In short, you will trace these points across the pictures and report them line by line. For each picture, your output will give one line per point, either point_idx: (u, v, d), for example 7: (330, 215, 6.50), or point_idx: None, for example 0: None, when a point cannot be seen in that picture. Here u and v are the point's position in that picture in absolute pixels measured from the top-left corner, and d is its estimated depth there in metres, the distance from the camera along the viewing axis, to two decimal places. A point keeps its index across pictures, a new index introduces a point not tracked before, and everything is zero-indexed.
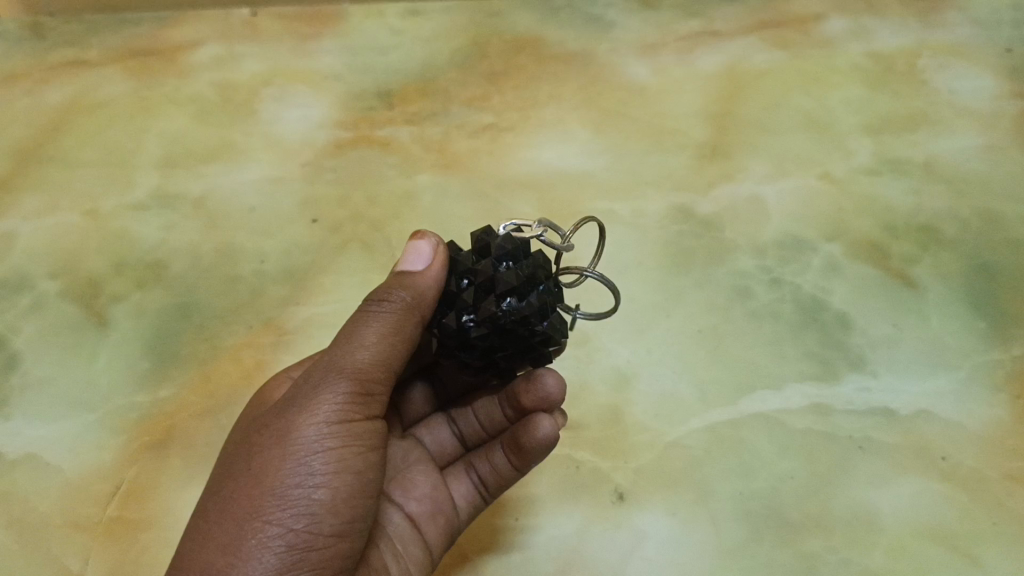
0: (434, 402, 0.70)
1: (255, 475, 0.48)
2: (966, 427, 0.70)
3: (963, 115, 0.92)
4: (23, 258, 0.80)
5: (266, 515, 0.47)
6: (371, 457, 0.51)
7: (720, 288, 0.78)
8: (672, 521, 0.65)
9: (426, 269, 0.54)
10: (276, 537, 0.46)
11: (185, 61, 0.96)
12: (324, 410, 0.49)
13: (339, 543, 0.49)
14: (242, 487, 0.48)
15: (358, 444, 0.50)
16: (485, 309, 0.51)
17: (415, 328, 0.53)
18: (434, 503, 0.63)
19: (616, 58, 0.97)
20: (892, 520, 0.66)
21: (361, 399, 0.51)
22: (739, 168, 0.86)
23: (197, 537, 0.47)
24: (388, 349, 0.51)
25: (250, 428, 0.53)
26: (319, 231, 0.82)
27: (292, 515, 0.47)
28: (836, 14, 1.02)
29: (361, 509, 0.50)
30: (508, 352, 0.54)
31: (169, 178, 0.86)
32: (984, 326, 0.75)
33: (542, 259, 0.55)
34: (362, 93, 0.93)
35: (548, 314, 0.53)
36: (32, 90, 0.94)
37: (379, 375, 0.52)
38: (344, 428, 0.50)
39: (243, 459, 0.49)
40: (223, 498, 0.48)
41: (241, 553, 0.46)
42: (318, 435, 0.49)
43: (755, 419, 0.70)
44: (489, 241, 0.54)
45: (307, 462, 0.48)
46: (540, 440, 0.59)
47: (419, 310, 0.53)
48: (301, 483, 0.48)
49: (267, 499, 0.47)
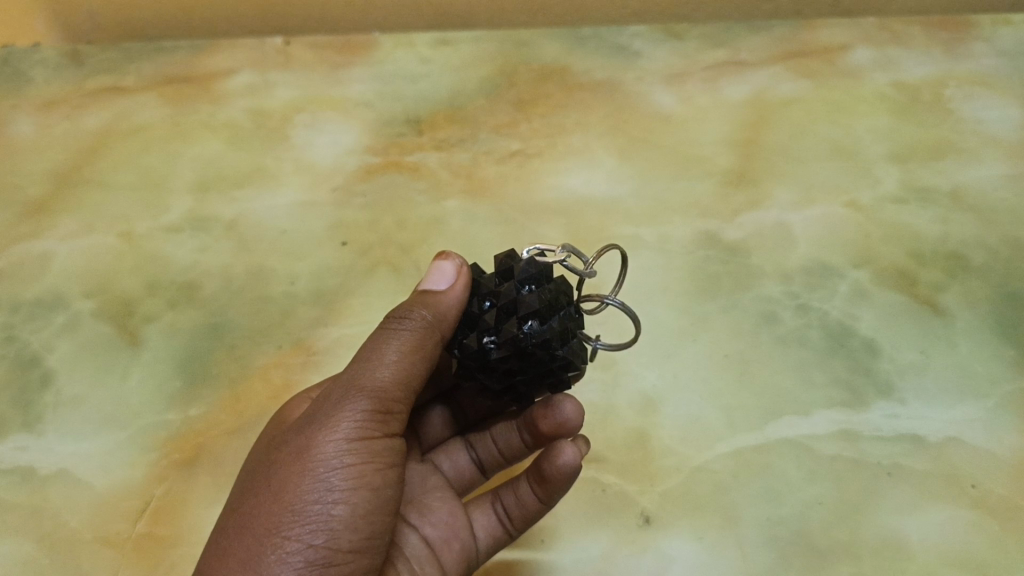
0: (454, 427, 0.72)
1: (275, 492, 0.48)
2: (996, 454, 0.69)
3: (990, 144, 0.92)
4: (59, 278, 0.82)
5: (285, 531, 0.47)
6: (391, 474, 0.52)
7: (746, 314, 0.78)
8: (699, 547, 0.65)
9: (447, 287, 0.55)
10: (295, 552, 0.47)
11: (220, 89, 0.99)
12: (344, 427, 0.50)
13: (357, 559, 0.49)
14: (263, 504, 0.48)
15: (378, 461, 0.51)
16: (507, 331, 0.52)
17: (433, 346, 0.53)
18: (451, 528, 0.63)
19: (642, 87, 0.98)
20: (921, 548, 0.65)
21: (380, 416, 0.51)
22: (765, 195, 0.87)
23: (216, 557, 0.47)
24: (407, 368, 0.52)
25: (271, 446, 0.53)
26: (348, 254, 0.83)
27: (311, 531, 0.47)
28: (861, 45, 1.03)
29: (378, 525, 0.51)
30: (527, 375, 0.54)
31: (203, 203, 0.88)
32: (1013, 354, 0.75)
33: (564, 285, 0.55)
34: (392, 120, 0.95)
35: (568, 340, 0.53)
36: (70, 115, 0.96)
37: (399, 394, 0.52)
38: (364, 445, 0.50)
39: (265, 476, 0.50)
40: (242, 518, 0.49)
41: (259, 569, 0.46)
42: (338, 451, 0.49)
43: (783, 444, 0.70)
44: (512, 265, 0.55)
45: (326, 479, 0.48)
46: (561, 468, 0.59)
47: (438, 330, 0.54)
48: (320, 499, 0.48)
49: (284, 517, 0.47)
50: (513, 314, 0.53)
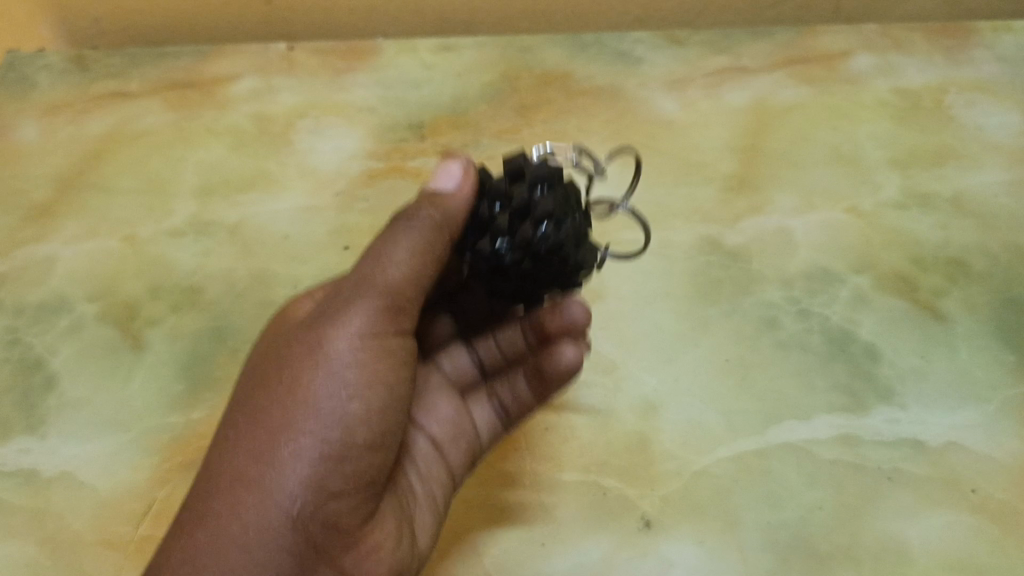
0: (457, 326, 0.77)
1: (292, 386, 0.58)
2: (996, 459, 0.69)
3: (990, 150, 0.92)
4: (62, 282, 0.82)
5: (301, 426, 0.57)
6: (403, 367, 0.61)
7: (747, 319, 0.78)
8: (700, 551, 0.65)
9: (456, 186, 0.62)
10: (311, 445, 0.56)
11: (223, 94, 0.99)
12: (356, 325, 0.59)
13: (371, 447, 0.59)
14: (282, 398, 0.58)
15: (387, 357, 0.60)
16: (523, 234, 0.58)
17: (444, 243, 0.61)
18: (455, 425, 0.73)
19: (644, 93, 0.98)
20: (921, 553, 0.65)
21: (390, 312, 0.60)
22: (767, 200, 0.87)
23: (240, 443, 0.58)
24: (418, 267, 0.60)
25: (292, 336, 0.61)
26: (351, 258, 0.84)
27: (324, 426, 0.57)
28: (863, 51, 1.03)
29: (389, 415, 0.60)
30: (540, 277, 0.61)
31: (207, 207, 0.88)
32: (1014, 360, 0.75)
33: (572, 189, 0.62)
34: (395, 126, 0.95)
35: (577, 241, 0.60)
36: (75, 120, 0.97)
37: (410, 291, 0.60)
38: (374, 342, 0.59)
39: (284, 370, 0.59)
40: (263, 408, 0.58)
41: (281, 458, 0.56)
42: (350, 347, 0.59)
43: (784, 449, 0.70)
44: (522, 167, 0.61)
45: (340, 375, 0.58)
46: (564, 366, 0.69)
47: (448, 227, 0.61)
48: (335, 396, 0.58)
49: (302, 408, 0.57)
50: (529, 211, 0.59)
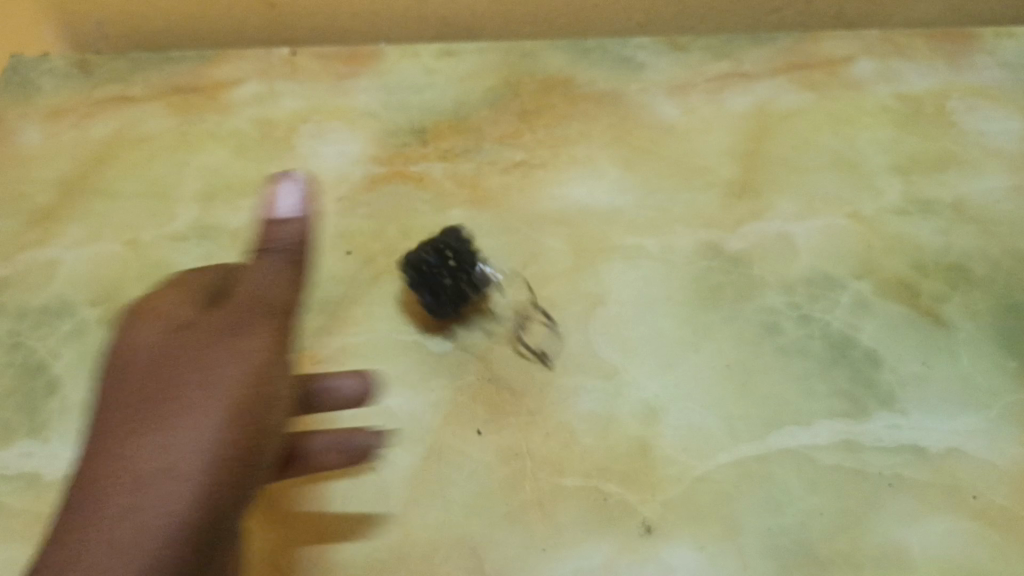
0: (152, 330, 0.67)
1: (183, 408, 0.61)
2: (998, 465, 0.69)
3: (992, 156, 0.92)
4: (65, 287, 0.83)
5: (186, 447, 0.60)
6: (266, 418, 0.64)
7: (749, 324, 0.78)
8: (701, 555, 0.66)
9: (295, 209, 0.72)
10: (195, 462, 0.60)
11: (226, 98, 0.99)
12: (233, 367, 0.63)
13: (239, 471, 0.62)
14: (162, 431, 0.60)
15: (246, 393, 0.63)
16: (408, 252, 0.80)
17: (278, 288, 0.69)
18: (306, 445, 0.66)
19: (646, 98, 0.99)
20: (921, 558, 0.65)
21: (275, 339, 0.66)
22: (768, 206, 0.87)
23: (116, 457, 0.60)
24: (275, 288, 0.68)
25: (150, 387, 0.64)
26: (353, 263, 0.84)
27: (200, 448, 0.60)
28: (864, 57, 1.02)
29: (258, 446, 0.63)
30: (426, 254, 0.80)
31: (209, 211, 0.89)
32: (1015, 366, 0.75)
33: (429, 302, 0.76)
34: (396, 130, 0.96)
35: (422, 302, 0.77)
36: (78, 124, 0.97)
37: (273, 320, 0.67)
38: (256, 374, 0.64)
39: (161, 405, 0.62)
40: (149, 437, 0.60)
41: (176, 476, 0.59)
42: (236, 376, 0.63)
43: (785, 454, 0.70)
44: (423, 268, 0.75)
45: (208, 416, 0.61)
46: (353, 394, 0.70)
47: (277, 293, 0.68)
48: (199, 424, 0.61)
49: (187, 432, 0.60)
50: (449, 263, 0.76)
